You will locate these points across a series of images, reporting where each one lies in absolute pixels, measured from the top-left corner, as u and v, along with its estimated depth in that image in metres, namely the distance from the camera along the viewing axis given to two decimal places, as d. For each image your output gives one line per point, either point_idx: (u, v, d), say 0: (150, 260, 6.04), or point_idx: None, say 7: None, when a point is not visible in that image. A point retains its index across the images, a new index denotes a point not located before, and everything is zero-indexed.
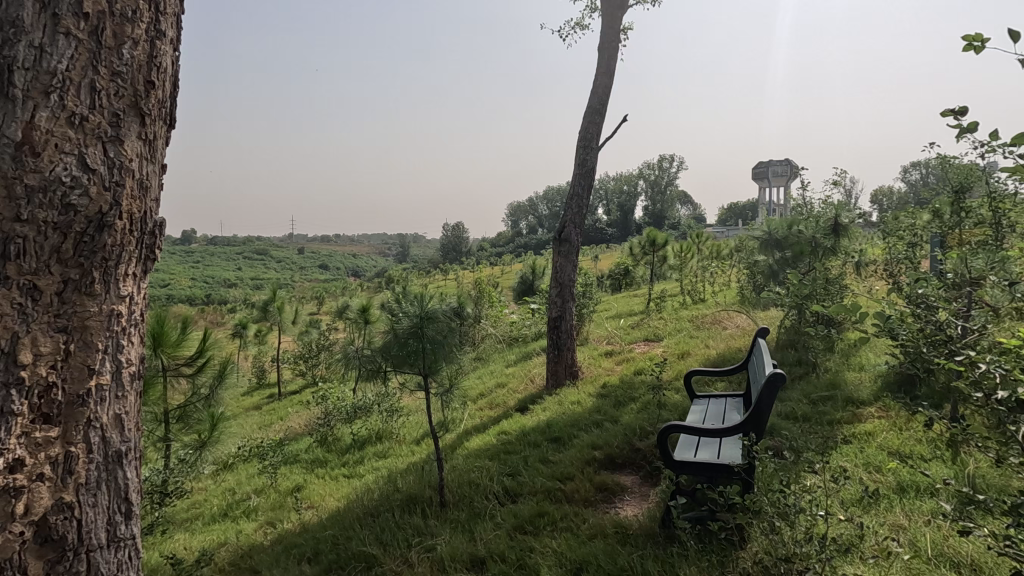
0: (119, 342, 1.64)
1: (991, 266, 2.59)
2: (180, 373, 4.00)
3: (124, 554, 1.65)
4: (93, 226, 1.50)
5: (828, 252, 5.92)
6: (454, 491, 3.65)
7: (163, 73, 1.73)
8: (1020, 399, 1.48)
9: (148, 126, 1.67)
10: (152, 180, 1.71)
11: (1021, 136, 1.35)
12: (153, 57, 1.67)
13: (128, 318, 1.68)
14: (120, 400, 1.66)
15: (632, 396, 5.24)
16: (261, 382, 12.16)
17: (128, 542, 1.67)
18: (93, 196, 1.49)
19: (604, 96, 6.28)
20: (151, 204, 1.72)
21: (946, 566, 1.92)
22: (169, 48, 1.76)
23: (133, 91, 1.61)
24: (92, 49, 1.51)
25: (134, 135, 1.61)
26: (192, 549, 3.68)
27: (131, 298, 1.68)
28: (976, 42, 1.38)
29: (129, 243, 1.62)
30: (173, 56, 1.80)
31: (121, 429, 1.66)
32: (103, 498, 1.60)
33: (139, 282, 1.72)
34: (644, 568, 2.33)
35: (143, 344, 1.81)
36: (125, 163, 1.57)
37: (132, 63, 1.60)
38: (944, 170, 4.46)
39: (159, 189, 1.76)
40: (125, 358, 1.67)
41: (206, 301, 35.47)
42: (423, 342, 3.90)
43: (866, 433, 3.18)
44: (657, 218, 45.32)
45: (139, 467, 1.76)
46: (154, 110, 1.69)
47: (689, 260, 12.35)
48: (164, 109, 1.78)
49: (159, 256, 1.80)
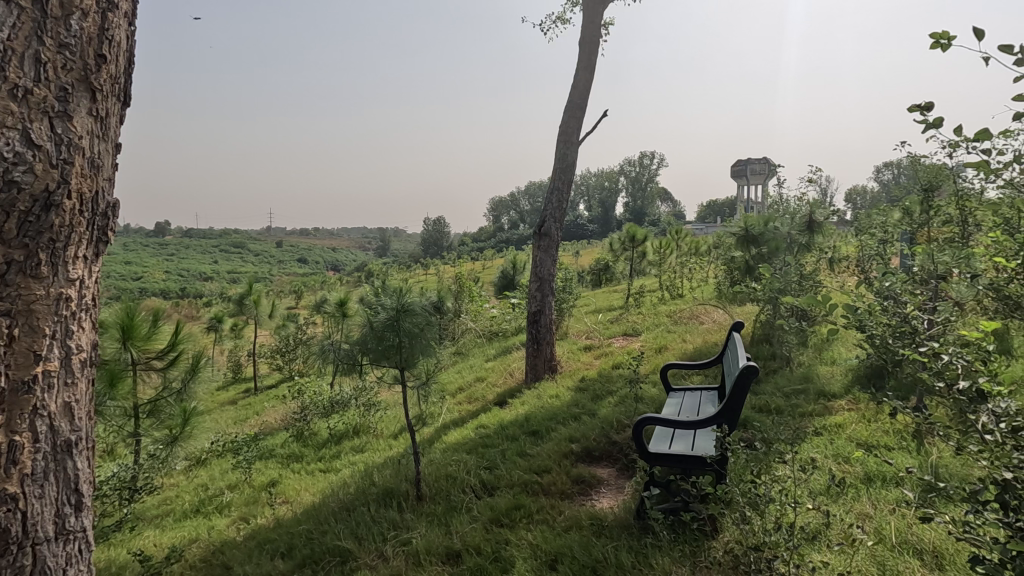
0: (68, 327, 1.60)
1: (956, 262, 2.66)
2: (151, 367, 3.92)
3: (72, 547, 1.62)
4: (39, 205, 1.46)
5: (804, 249, 6.05)
6: (431, 485, 3.64)
7: (115, 47, 1.70)
8: (981, 389, 1.52)
9: (98, 102, 1.64)
10: (104, 160, 1.69)
11: (983, 132, 1.37)
12: (104, 29, 1.64)
13: (78, 302, 1.64)
14: (70, 388, 1.63)
15: (609, 390, 5.28)
16: (237, 377, 11.96)
17: (77, 534, 1.64)
18: (39, 173, 1.45)
19: (584, 91, 6.29)
20: (102, 184, 1.70)
21: (909, 553, 1.97)
22: (121, 22, 1.73)
23: (82, 65, 1.58)
24: (37, 18, 1.47)
25: (83, 111, 1.58)
26: (162, 546, 3.60)
27: (81, 282, 1.64)
28: (942, 40, 1.39)
29: (78, 224, 1.59)
30: (126, 30, 1.77)
31: (71, 418, 1.63)
32: (50, 489, 1.56)
33: (90, 266, 1.69)
34: (617, 559, 2.35)
35: (93, 331, 1.77)
36: (74, 140, 1.54)
37: (81, 35, 1.57)
38: (914, 170, 4.55)
39: (109, 169, 1.73)
40: (74, 345, 1.64)
41: (181, 296, 34.75)
42: (400, 335, 3.87)
43: (836, 425, 3.25)
44: (637, 215, 45.65)
45: (89, 458, 1.73)
46: (105, 86, 1.66)
47: (667, 256, 12.48)
48: (117, 85, 1.75)
49: (111, 240, 1.78)
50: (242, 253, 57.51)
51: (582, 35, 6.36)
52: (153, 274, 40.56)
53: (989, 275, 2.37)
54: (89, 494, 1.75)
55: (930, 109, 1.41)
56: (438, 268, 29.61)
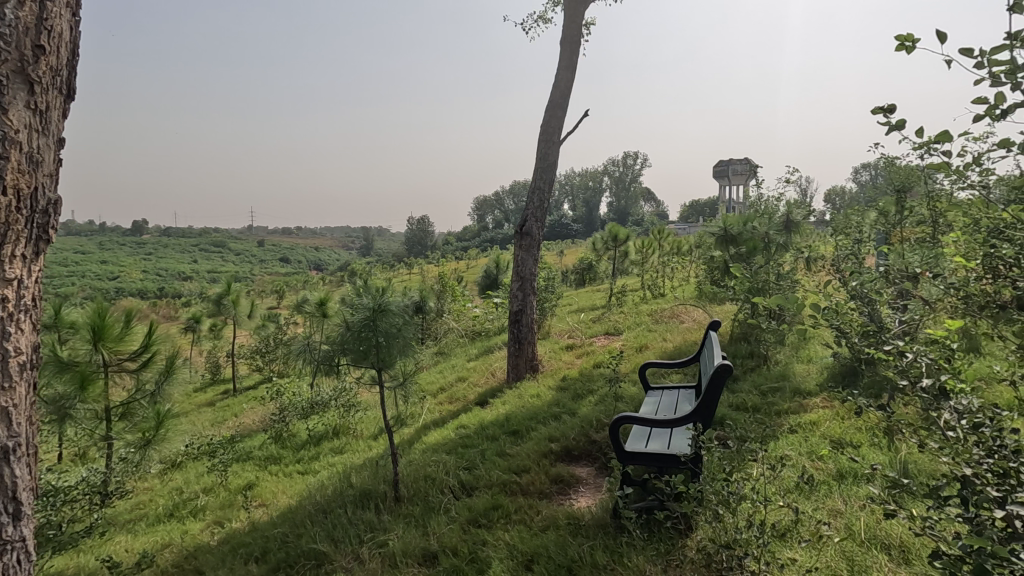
0: (5, 328, 1.59)
1: (926, 261, 2.70)
2: (124, 368, 3.83)
3: (11, 557, 1.59)
4: None
5: (780, 248, 6.14)
6: (409, 486, 3.61)
7: (56, 38, 1.73)
8: (943, 387, 1.54)
9: (37, 95, 1.67)
10: (44, 154, 1.71)
11: (944, 134, 1.37)
12: (43, 20, 1.67)
13: (16, 302, 1.63)
14: (8, 391, 1.60)
15: (590, 389, 5.30)
16: (215, 378, 11.76)
17: (16, 544, 1.60)
18: None
19: (565, 90, 6.29)
20: (43, 180, 1.71)
21: (877, 548, 2.00)
22: (63, 13, 1.75)
23: (19, 56, 1.61)
24: None
25: (20, 104, 1.61)
26: (134, 551, 3.53)
27: (19, 281, 1.63)
28: (907, 43, 1.37)
29: (16, 221, 1.60)
30: (68, 21, 1.79)
31: (8, 422, 1.60)
32: None
33: (29, 265, 1.68)
34: (593, 558, 2.35)
35: (36, 332, 1.75)
36: (9, 134, 1.58)
37: (16, 24, 1.60)
38: (889, 171, 4.62)
39: (52, 165, 1.74)
40: (12, 347, 1.62)
41: (159, 296, 34.07)
42: (377, 334, 3.84)
43: (811, 422, 3.29)
44: (621, 215, 45.90)
45: (30, 465, 1.69)
46: (44, 78, 1.69)
47: (650, 255, 12.57)
48: (59, 77, 1.77)
49: (52, 239, 1.77)
50: (222, 252, 56.60)
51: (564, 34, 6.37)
52: (130, 274, 39.75)
53: (956, 275, 2.41)
54: (30, 504, 1.71)
55: (892, 113, 1.40)
56: (422, 267, 29.44)
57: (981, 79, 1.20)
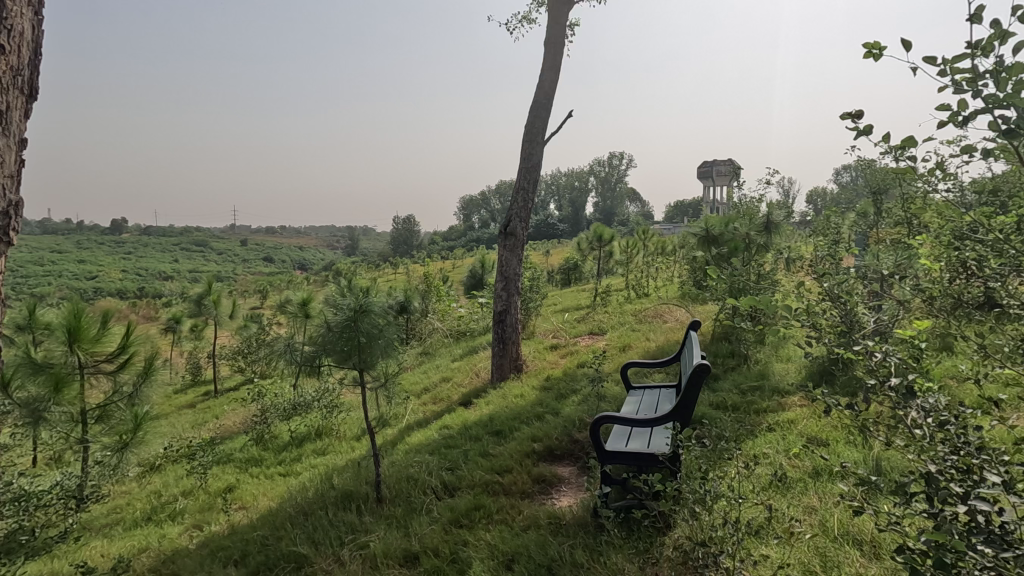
0: None
1: (899, 263, 2.76)
2: (100, 370, 3.74)
3: None
4: None
5: (761, 248, 6.21)
6: (392, 487, 3.60)
7: (16, 37, 1.71)
8: (909, 386, 1.57)
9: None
10: (6, 155, 1.69)
11: (909, 140, 1.39)
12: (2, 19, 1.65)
13: None
14: None
15: (574, 389, 5.32)
16: (196, 380, 11.59)
17: None
18: None
19: (549, 91, 6.32)
20: (4, 181, 1.69)
21: (850, 544, 2.04)
22: (23, 12, 1.73)
23: None
24: None
25: None
26: (109, 556, 3.47)
27: None
28: (874, 50, 1.37)
29: None
30: (30, 20, 1.78)
31: None
32: None
33: None
34: (573, 557, 2.37)
35: None
36: None
37: None
38: (866, 172, 4.70)
39: (13, 165, 1.72)
40: None
41: (139, 296, 33.48)
42: (359, 335, 3.82)
43: (789, 420, 3.35)
44: (607, 215, 46.12)
45: None
46: (4, 77, 1.67)
47: (634, 255, 12.65)
48: (21, 76, 1.76)
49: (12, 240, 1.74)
50: (204, 251, 55.70)
51: (548, 35, 6.39)
52: (109, 274, 38.98)
53: (926, 277, 2.46)
54: None
55: (859, 118, 1.42)
56: (407, 267, 29.31)
57: (946, 87, 1.22)
